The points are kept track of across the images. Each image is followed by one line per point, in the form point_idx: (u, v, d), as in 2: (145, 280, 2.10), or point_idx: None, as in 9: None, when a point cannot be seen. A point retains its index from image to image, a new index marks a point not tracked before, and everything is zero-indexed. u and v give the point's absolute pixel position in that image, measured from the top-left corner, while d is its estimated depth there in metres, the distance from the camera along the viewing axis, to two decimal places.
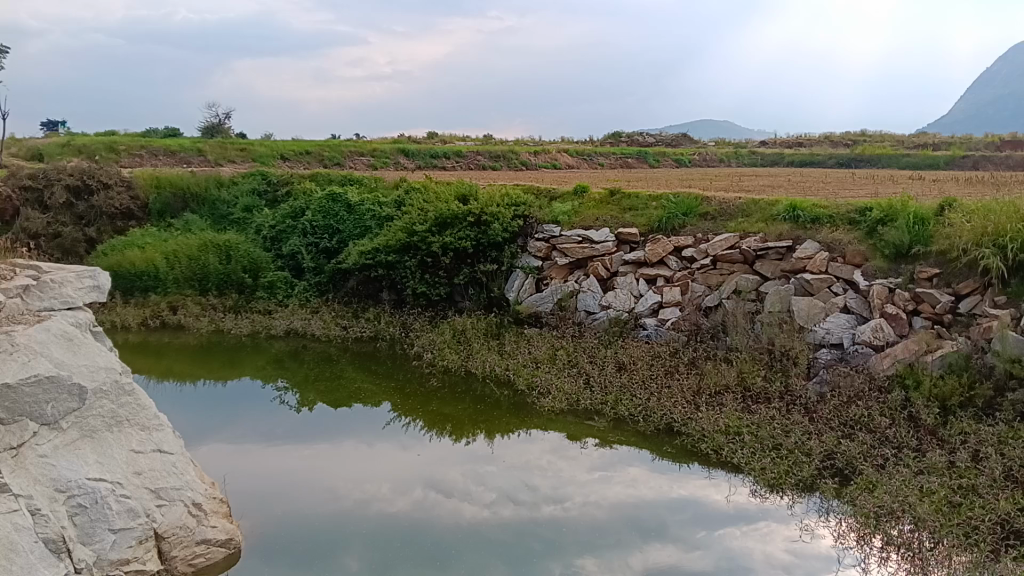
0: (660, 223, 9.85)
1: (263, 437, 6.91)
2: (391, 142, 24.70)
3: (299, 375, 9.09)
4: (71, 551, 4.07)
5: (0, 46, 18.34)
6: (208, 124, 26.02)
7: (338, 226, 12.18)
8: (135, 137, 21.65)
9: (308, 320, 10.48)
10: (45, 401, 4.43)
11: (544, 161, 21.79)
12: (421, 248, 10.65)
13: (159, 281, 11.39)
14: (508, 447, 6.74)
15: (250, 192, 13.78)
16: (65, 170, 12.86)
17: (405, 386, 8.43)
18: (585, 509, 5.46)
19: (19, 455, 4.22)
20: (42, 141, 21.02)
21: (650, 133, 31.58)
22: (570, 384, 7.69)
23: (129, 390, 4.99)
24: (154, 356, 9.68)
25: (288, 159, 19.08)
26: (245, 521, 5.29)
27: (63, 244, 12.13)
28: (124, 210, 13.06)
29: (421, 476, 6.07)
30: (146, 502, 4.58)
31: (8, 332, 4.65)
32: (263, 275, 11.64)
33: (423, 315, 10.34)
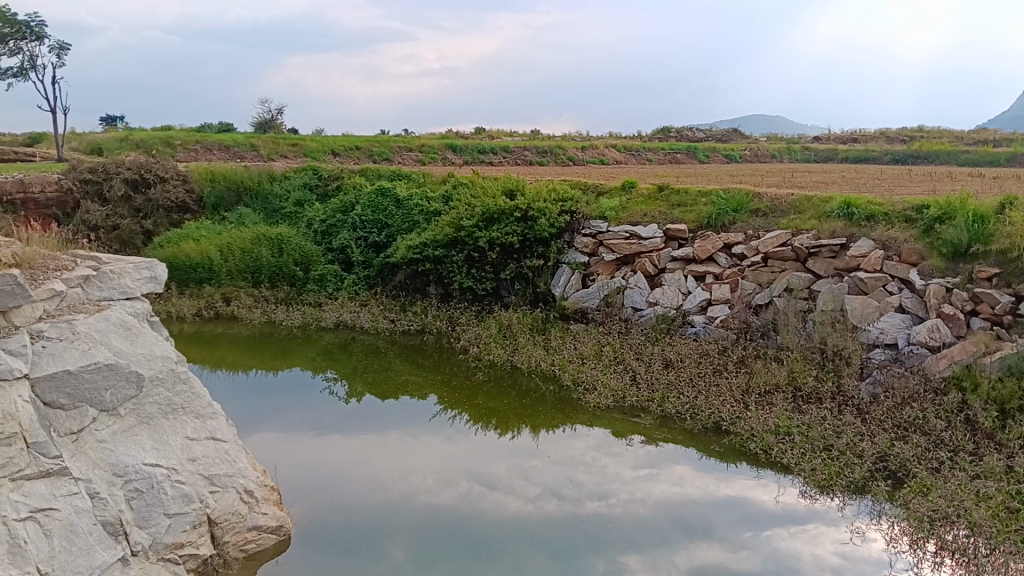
0: (710, 219, 9.74)
1: (312, 427, 7.02)
2: (440, 137, 24.85)
3: (347, 366, 9.20)
4: (128, 535, 4.20)
5: (62, 43, 18.87)
6: (260, 120, 26.49)
7: (387, 221, 12.31)
8: (191, 133, 22.16)
9: (357, 313, 10.60)
10: (105, 387, 4.56)
11: (592, 157, 21.72)
12: (468, 243, 10.69)
13: (213, 273, 11.60)
14: (554, 442, 6.75)
15: (302, 186, 14.02)
16: (124, 163, 13.18)
17: (452, 379, 8.49)
18: (630, 507, 5.43)
19: (79, 440, 4.37)
20: (103, 136, 21.61)
21: (700, 128, 31.23)
22: (616, 381, 7.65)
23: (184, 378, 5.11)
24: (207, 346, 9.90)
25: (338, 154, 19.34)
26: (294, 509, 5.38)
27: (122, 236, 12.46)
28: (180, 204, 13.37)
29: (467, 469, 6.11)
30: (199, 488, 4.68)
31: (69, 321, 4.81)
32: (313, 269, 11.84)
33: (469, 309, 10.39)
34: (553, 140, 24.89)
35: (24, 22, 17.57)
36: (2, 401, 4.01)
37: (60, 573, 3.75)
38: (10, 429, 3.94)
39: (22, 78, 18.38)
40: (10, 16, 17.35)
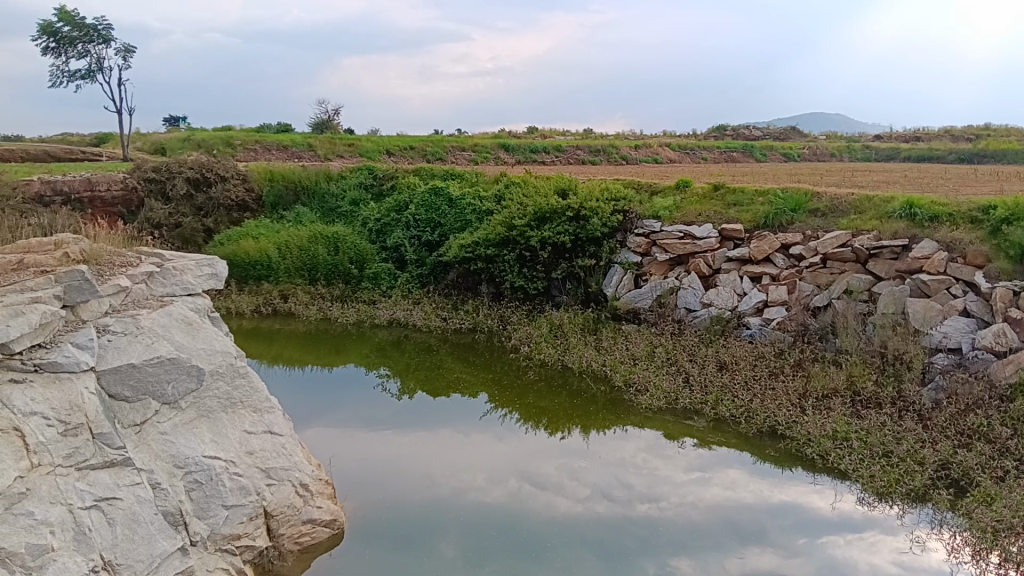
0: (767, 220, 9.58)
1: (366, 423, 7.11)
2: (493, 136, 24.92)
3: (399, 364, 9.30)
4: (187, 525, 4.30)
5: (128, 46, 19.39)
6: (317, 120, 26.90)
7: (440, 220, 12.39)
8: (251, 133, 22.63)
9: (410, 311, 10.69)
10: (167, 380, 4.69)
11: (645, 156, 21.56)
12: (520, 242, 10.69)
13: (272, 270, 11.83)
14: (604, 443, 6.71)
15: (357, 185, 14.20)
16: (186, 163, 13.52)
17: (503, 378, 8.50)
18: (681, 510, 5.37)
19: (142, 431, 4.50)
20: (167, 135, 22.22)
21: (756, 126, 30.71)
22: (669, 383, 7.57)
23: (243, 372, 5.23)
24: (265, 342, 10.10)
25: (392, 154, 19.55)
26: (347, 503, 5.46)
27: (183, 234, 12.79)
28: (240, 202, 13.66)
29: (517, 468, 6.11)
30: (257, 481, 4.77)
31: (134, 315, 4.96)
32: (368, 267, 11.99)
33: (521, 309, 10.40)
34: (607, 139, 24.77)
35: (92, 25, 18.16)
36: (69, 394, 4.19)
37: (123, 560, 3.86)
38: (77, 420, 4.11)
39: (90, 81, 19.00)
40: (79, 20, 17.95)
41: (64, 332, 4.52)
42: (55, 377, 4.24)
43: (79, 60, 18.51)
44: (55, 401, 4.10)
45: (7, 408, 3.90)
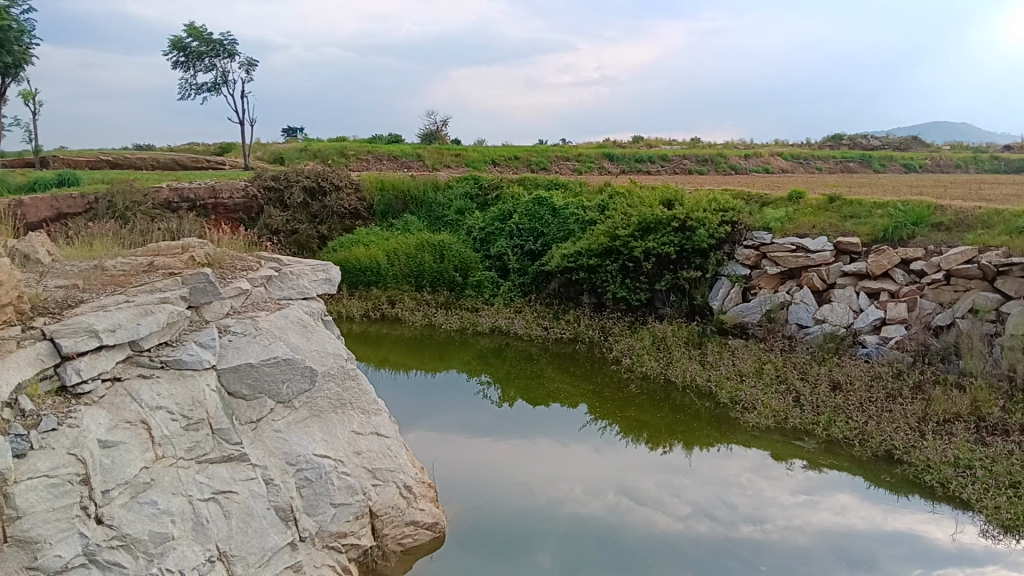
0: (885, 233, 9.16)
1: (467, 429, 7.19)
2: (598, 145, 24.84)
3: (500, 371, 9.36)
4: (297, 521, 4.43)
5: (251, 59, 20.35)
6: (425, 131, 27.54)
7: (543, 229, 12.42)
8: (362, 143, 23.39)
9: (512, 319, 10.76)
10: (282, 380, 4.89)
11: (755, 166, 21.04)
12: (623, 252, 10.59)
13: (380, 277, 12.17)
14: (708, 461, 6.55)
15: (463, 195, 14.43)
16: (303, 172, 14.06)
17: (604, 390, 8.43)
18: (787, 533, 5.18)
19: (258, 428, 4.70)
20: (285, 146, 23.21)
21: (874, 135, 29.43)
22: (778, 401, 7.32)
23: (353, 375, 5.39)
24: (373, 346, 10.39)
25: (498, 164, 19.78)
26: (449, 507, 5.53)
27: (299, 240, 13.31)
28: (352, 210, 14.13)
29: (618, 482, 6.04)
30: (363, 481, 4.88)
31: (253, 317, 5.20)
32: (472, 274, 12.15)
33: (623, 320, 10.29)
34: (715, 148, 24.30)
35: (219, 41, 19.14)
36: (192, 390, 4.43)
37: (236, 552, 4.02)
38: (198, 416, 4.33)
39: (216, 93, 20.04)
40: (207, 36, 18.97)
41: (188, 331, 4.79)
42: (180, 373, 4.49)
43: (207, 74, 19.56)
44: (179, 397, 4.35)
45: (136, 402, 4.17)
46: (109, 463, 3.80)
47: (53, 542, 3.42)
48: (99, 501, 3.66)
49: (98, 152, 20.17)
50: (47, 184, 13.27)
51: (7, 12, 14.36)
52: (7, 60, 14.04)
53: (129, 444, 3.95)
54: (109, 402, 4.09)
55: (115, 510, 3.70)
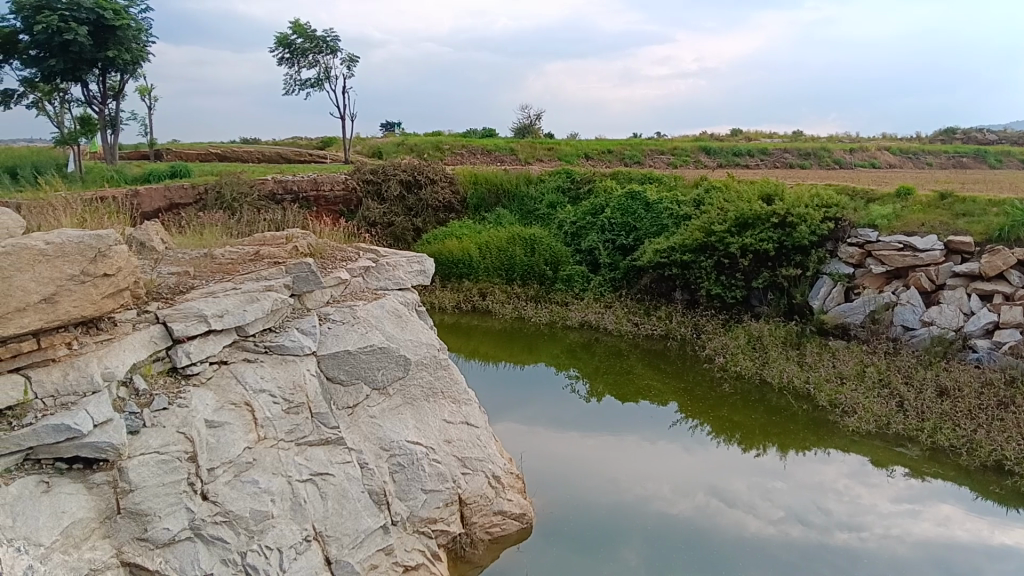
0: (1001, 233, 8.67)
1: (556, 422, 7.20)
2: (695, 139, 24.38)
3: (590, 366, 9.34)
4: (389, 505, 4.51)
5: (351, 56, 20.84)
6: (519, 125, 27.67)
7: (636, 224, 12.31)
8: (457, 137, 23.67)
9: (602, 314, 10.69)
10: (377, 367, 5.06)
11: (861, 160, 20.26)
12: (719, 248, 10.39)
13: (472, 269, 12.31)
14: (803, 465, 6.37)
15: (555, 188, 14.44)
16: (399, 166, 14.34)
17: (695, 388, 8.28)
18: (885, 542, 4.99)
19: (353, 413, 4.86)
20: (383, 141, 23.76)
21: (991, 128, 27.86)
22: (880, 406, 7.04)
23: (445, 364, 5.51)
24: (464, 337, 10.56)
25: (591, 158, 19.69)
26: (537, 499, 5.56)
27: (395, 232, 13.60)
28: (446, 204, 14.35)
29: (707, 482, 5.93)
30: (453, 469, 4.95)
31: (352, 306, 5.40)
32: (562, 268, 12.14)
33: (717, 318, 10.08)
34: (818, 142, 23.50)
35: (322, 37, 19.68)
36: (293, 374, 4.63)
37: (332, 532, 4.13)
38: (298, 399, 4.53)
39: (319, 89, 20.64)
40: (310, 33, 19.54)
41: (290, 319, 5.01)
42: (282, 359, 4.71)
43: (310, 70, 20.17)
44: (281, 380, 4.56)
45: (240, 384, 4.39)
46: (215, 442, 4.00)
47: (162, 515, 3.61)
48: (205, 478, 3.85)
49: (208, 146, 21.12)
50: (161, 176, 13.98)
51: (127, 12, 15.16)
52: (126, 57, 14.82)
53: (233, 425, 4.14)
54: (216, 384, 4.32)
55: (219, 487, 3.87)
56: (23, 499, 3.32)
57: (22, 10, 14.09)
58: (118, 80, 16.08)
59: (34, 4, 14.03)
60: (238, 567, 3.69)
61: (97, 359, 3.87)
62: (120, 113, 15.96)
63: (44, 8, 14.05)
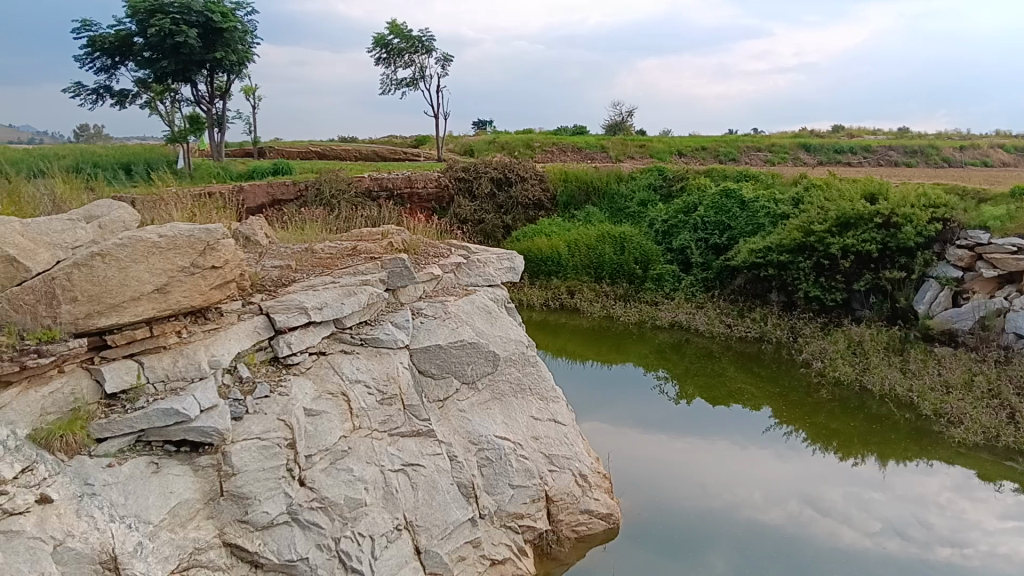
0: None
1: (645, 423, 7.14)
2: (792, 136, 23.68)
3: (679, 368, 9.21)
4: (478, 498, 4.57)
5: (445, 55, 21.11)
6: (610, 122, 27.49)
7: (730, 223, 12.07)
8: (548, 134, 23.68)
9: (693, 315, 10.53)
10: (467, 362, 5.16)
11: (972, 158, 19.28)
12: (818, 249, 10.07)
13: (561, 267, 12.30)
14: (903, 477, 6.12)
15: (646, 186, 14.31)
16: (490, 164, 14.47)
17: (791, 394, 8.06)
18: (991, 561, 4.75)
19: (444, 406, 4.97)
20: (475, 138, 24.02)
21: None
22: (989, 417, 6.70)
23: (534, 361, 5.56)
24: (552, 334, 10.59)
25: (684, 155, 19.38)
26: (623, 500, 5.53)
27: (485, 229, 13.76)
28: (536, 201, 14.39)
29: (800, 491, 5.77)
30: (540, 465, 4.97)
31: (444, 301, 5.51)
32: (653, 268, 12.01)
33: (815, 321, 9.78)
34: (925, 138, 22.49)
35: (418, 37, 20.01)
36: (387, 366, 4.78)
37: (422, 522, 4.22)
38: (392, 391, 4.67)
39: (413, 88, 21.01)
40: (407, 33, 19.92)
41: (384, 312, 5.16)
42: (377, 351, 4.87)
43: (405, 70, 20.56)
44: (375, 372, 4.71)
45: (337, 375, 4.56)
46: (313, 430, 4.16)
47: (262, 499, 3.76)
48: (302, 465, 3.99)
49: (307, 144, 21.81)
50: (264, 173, 14.53)
51: (233, 15, 15.79)
52: (232, 59, 15.46)
53: (330, 414, 4.30)
54: (315, 373, 4.50)
55: (316, 474, 4.01)
56: (134, 479, 3.53)
57: (138, 14, 14.89)
58: (225, 80, 16.77)
59: (148, 9, 14.78)
60: (332, 552, 3.79)
61: (204, 348, 4.08)
62: (226, 112, 16.65)
63: (157, 12, 14.79)
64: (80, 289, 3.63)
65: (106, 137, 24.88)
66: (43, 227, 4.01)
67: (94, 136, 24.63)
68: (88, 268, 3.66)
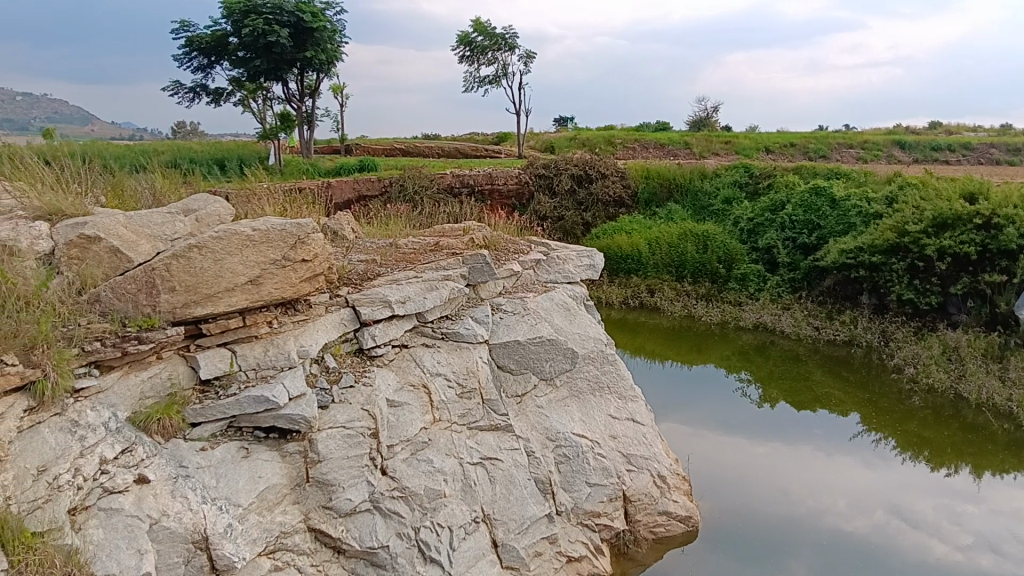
0: None
1: (725, 426, 7.01)
2: (886, 132, 22.82)
3: (763, 370, 9.01)
4: (555, 494, 4.58)
5: (528, 52, 21.14)
6: (695, 118, 27.09)
7: (819, 222, 11.73)
8: (630, 131, 23.46)
9: (779, 316, 10.29)
10: (545, 358, 5.19)
11: None
12: (912, 250, 9.70)
13: (641, 265, 12.20)
14: (999, 490, 5.84)
15: (732, 183, 14.05)
16: (571, 160, 14.44)
17: (881, 400, 7.79)
18: None
19: (522, 402, 5.01)
20: (556, 135, 23.97)
21: None
22: None
23: (612, 360, 5.54)
24: (631, 333, 10.52)
25: (772, 151, 18.90)
26: (703, 502, 5.45)
27: (565, 226, 13.76)
28: (616, 198, 14.29)
29: (887, 500, 5.58)
30: (618, 465, 4.94)
31: (523, 298, 5.56)
32: (737, 267, 11.77)
33: (907, 325, 9.42)
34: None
35: (501, 35, 20.09)
36: (467, 360, 4.87)
37: (499, 516, 4.25)
38: (471, 384, 4.75)
39: (496, 86, 21.14)
40: (491, 31, 20.04)
41: (465, 307, 5.24)
42: (457, 345, 4.95)
43: (489, 67, 20.71)
44: (455, 366, 4.80)
45: (419, 367, 4.67)
46: (395, 421, 4.27)
47: (345, 486, 3.87)
48: (384, 454, 4.10)
49: (393, 141, 22.21)
50: (350, 169, 14.87)
51: (324, 14, 16.21)
52: (321, 57, 15.87)
53: (411, 406, 4.40)
54: (397, 366, 4.61)
55: (397, 464, 4.11)
56: (225, 463, 3.67)
57: (233, 15, 15.45)
58: (314, 78, 17.24)
59: (243, 9, 15.32)
60: (411, 541, 3.85)
61: (293, 338, 4.22)
62: (315, 109, 17.12)
63: (251, 12, 15.30)
64: (179, 280, 3.78)
65: (202, 134, 25.95)
66: (145, 220, 4.22)
67: (191, 133, 25.70)
68: (185, 259, 3.80)
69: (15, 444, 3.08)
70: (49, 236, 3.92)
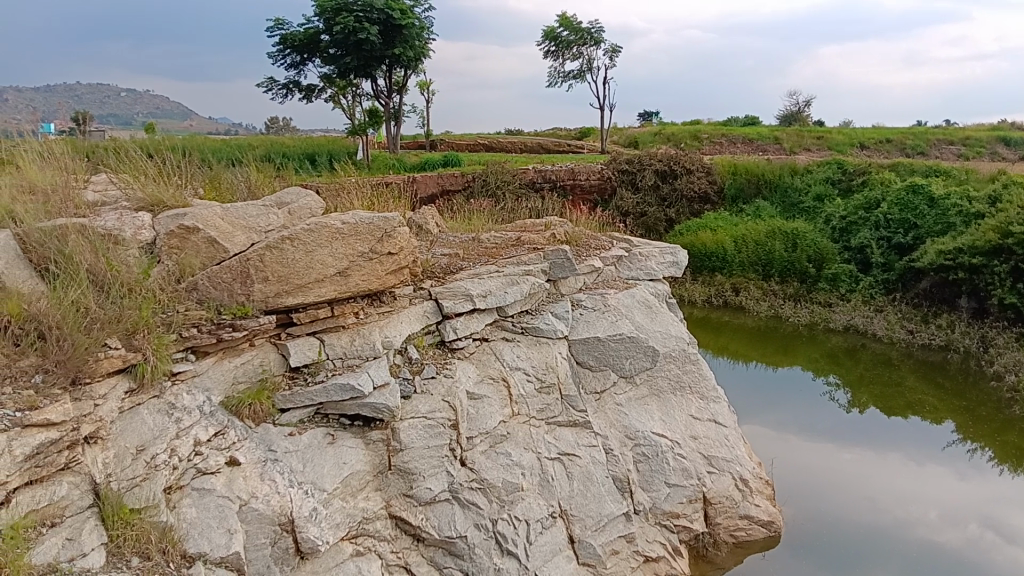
0: None
1: (810, 430, 6.83)
2: (991, 128, 21.72)
3: (852, 374, 8.72)
4: (633, 493, 4.56)
5: (614, 47, 20.96)
6: (786, 112, 26.38)
7: (916, 221, 11.28)
8: (717, 126, 23.02)
9: (870, 319, 9.97)
10: (625, 356, 5.17)
11: None
12: (1016, 252, 9.23)
13: (726, 263, 11.96)
14: None
15: (824, 180, 13.66)
16: (656, 156, 14.20)
17: (978, 409, 7.45)
18: None
19: (601, 399, 5.01)
20: (641, 130, 23.69)
21: None
22: None
23: (694, 359, 5.46)
24: (714, 333, 10.36)
25: (866, 147, 18.24)
26: (785, 508, 5.32)
27: (647, 222, 13.59)
28: (702, 194, 14.04)
29: (982, 513, 5.34)
30: (698, 466, 4.87)
31: (604, 294, 5.55)
32: (827, 267, 11.43)
33: (1009, 331, 8.96)
34: None
35: (587, 29, 19.99)
36: (547, 356, 4.91)
37: (577, 512, 4.25)
38: (550, 379, 4.79)
39: (580, 80, 21.06)
40: (576, 25, 19.98)
41: (546, 302, 5.27)
42: (537, 340, 5.00)
43: (573, 62, 20.67)
44: (535, 360, 4.84)
45: (499, 361, 4.73)
46: (475, 413, 4.33)
47: (425, 476, 3.96)
48: (464, 446, 4.18)
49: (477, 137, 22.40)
50: (435, 164, 15.09)
51: (412, 11, 16.46)
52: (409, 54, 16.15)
53: (491, 399, 4.47)
54: (478, 358, 4.69)
55: (476, 456, 4.17)
56: (312, 448, 3.80)
57: (325, 12, 15.90)
58: (402, 74, 17.54)
59: (335, 7, 15.73)
60: (489, 533, 3.89)
61: (378, 329, 4.33)
62: (402, 105, 17.39)
63: (342, 10, 15.73)
64: (271, 270, 3.91)
65: (294, 129, 26.75)
66: (241, 212, 4.39)
67: (284, 129, 26.51)
68: (278, 251, 3.93)
69: (116, 424, 3.26)
70: (151, 227, 4.12)
